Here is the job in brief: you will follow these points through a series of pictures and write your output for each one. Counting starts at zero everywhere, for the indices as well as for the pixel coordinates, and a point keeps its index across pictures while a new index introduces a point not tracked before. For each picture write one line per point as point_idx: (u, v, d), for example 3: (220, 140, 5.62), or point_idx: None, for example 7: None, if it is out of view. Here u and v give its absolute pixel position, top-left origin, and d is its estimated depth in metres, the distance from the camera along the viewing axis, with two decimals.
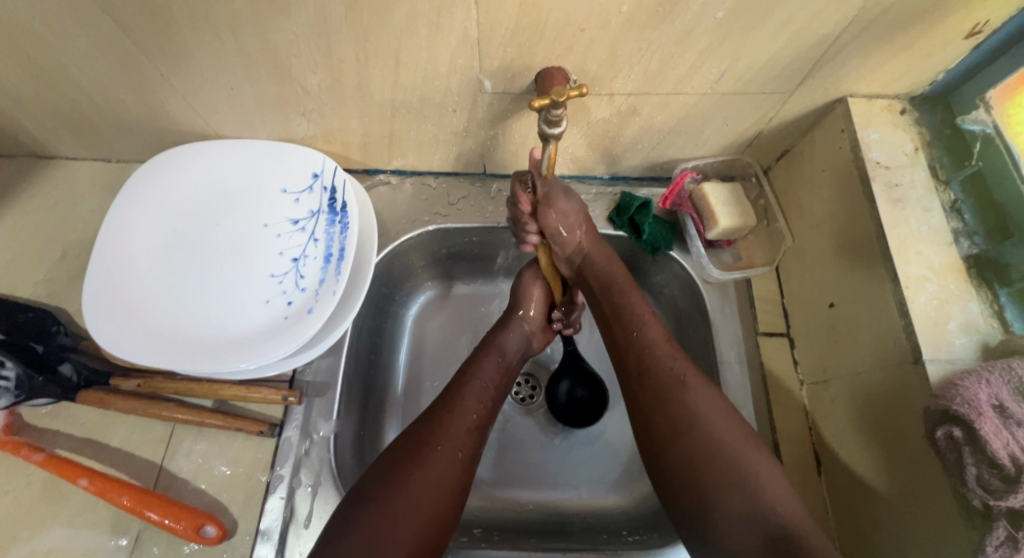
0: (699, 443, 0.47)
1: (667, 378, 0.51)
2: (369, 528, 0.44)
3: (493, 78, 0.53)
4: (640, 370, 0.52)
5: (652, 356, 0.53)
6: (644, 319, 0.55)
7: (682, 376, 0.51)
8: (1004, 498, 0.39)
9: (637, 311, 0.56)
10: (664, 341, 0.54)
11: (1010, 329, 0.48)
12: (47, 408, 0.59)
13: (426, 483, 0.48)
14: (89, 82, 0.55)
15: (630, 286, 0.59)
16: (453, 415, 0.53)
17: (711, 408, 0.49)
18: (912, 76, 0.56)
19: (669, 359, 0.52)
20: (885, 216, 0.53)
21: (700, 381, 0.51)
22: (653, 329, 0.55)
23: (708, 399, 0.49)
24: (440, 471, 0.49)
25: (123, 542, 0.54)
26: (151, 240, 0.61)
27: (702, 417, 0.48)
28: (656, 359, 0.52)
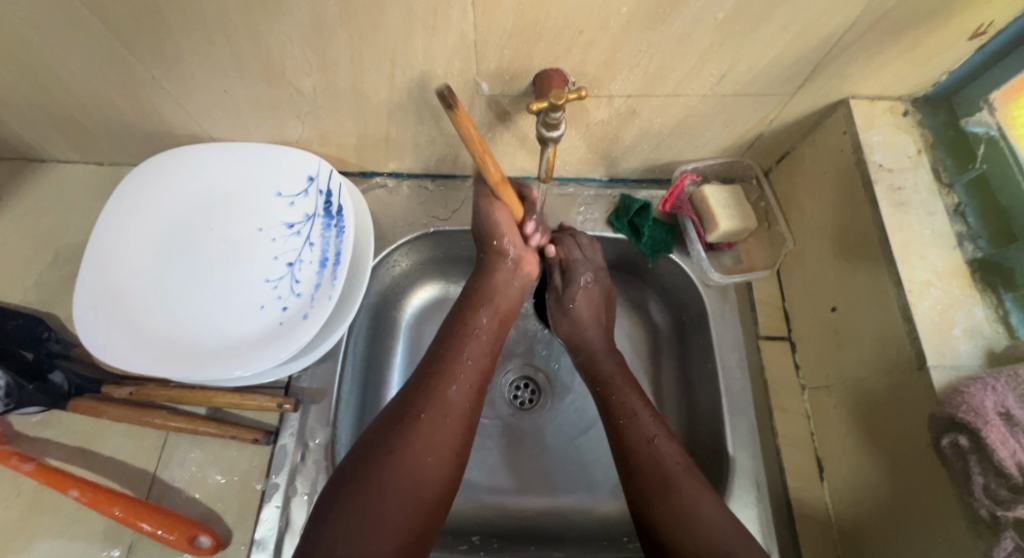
0: (688, 537, 0.47)
1: (653, 480, 0.51)
2: (359, 502, 0.44)
3: (491, 81, 0.52)
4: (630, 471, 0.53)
5: (640, 449, 0.53)
6: (639, 417, 0.56)
7: (671, 472, 0.51)
8: (1012, 508, 0.38)
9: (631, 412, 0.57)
10: (658, 438, 0.54)
11: (1015, 335, 0.48)
12: (37, 417, 0.58)
13: (414, 449, 0.48)
14: (80, 85, 0.54)
15: (630, 386, 0.60)
16: (434, 404, 0.51)
17: (704, 501, 0.49)
18: (914, 77, 0.55)
19: (658, 456, 0.52)
20: (887, 219, 0.52)
21: (691, 480, 0.51)
22: (645, 424, 0.55)
23: (697, 490, 0.50)
24: (429, 435, 0.49)
25: (115, 553, 0.53)
26: (143, 245, 0.60)
27: (694, 511, 0.48)
28: (644, 449, 0.53)
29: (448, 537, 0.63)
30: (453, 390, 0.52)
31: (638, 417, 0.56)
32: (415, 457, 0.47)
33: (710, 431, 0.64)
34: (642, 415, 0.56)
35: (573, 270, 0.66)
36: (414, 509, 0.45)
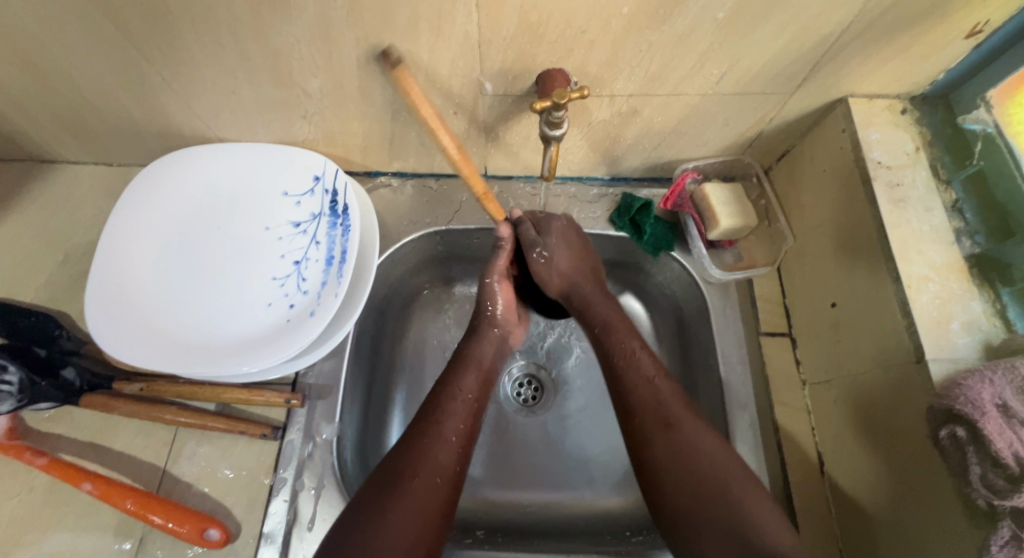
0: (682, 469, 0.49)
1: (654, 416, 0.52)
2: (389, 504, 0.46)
3: (494, 80, 0.53)
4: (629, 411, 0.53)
5: (638, 393, 0.54)
6: (636, 356, 0.56)
7: (671, 413, 0.51)
8: (1009, 498, 0.39)
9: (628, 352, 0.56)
10: (656, 377, 0.54)
11: (1012, 328, 0.48)
12: (49, 413, 0.59)
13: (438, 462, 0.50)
14: (91, 87, 0.55)
15: (625, 326, 0.59)
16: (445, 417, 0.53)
17: (708, 441, 0.50)
18: (912, 75, 0.56)
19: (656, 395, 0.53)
20: (886, 216, 0.53)
21: (692, 418, 0.51)
22: (644, 365, 0.55)
23: (698, 430, 0.50)
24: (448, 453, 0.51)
25: (126, 546, 0.54)
26: (152, 244, 0.61)
27: (690, 444, 0.49)
28: (641, 386, 0.54)
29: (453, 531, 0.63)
30: (457, 403, 0.55)
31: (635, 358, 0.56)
32: (435, 457, 0.50)
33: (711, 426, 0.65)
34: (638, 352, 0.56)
35: (545, 225, 0.62)
36: (432, 508, 0.48)
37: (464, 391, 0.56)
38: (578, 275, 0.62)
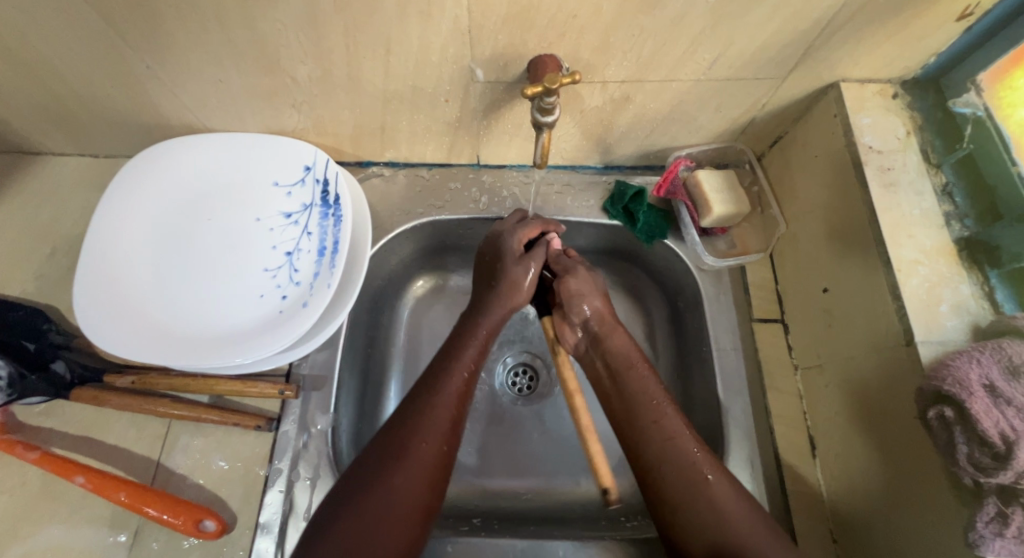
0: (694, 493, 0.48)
1: (684, 485, 0.49)
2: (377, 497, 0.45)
3: (485, 67, 0.52)
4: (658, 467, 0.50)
5: (647, 411, 0.53)
6: (677, 433, 0.52)
7: (733, 521, 0.46)
8: (993, 475, 0.40)
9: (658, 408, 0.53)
10: (711, 477, 0.49)
11: (1000, 310, 0.49)
12: (40, 407, 0.59)
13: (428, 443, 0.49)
14: (74, 76, 0.54)
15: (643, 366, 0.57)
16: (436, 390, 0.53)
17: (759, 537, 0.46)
18: (903, 60, 0.56)
19: (713, 499, 0.47)
20: (877, 200, 0.53)
21: (770, 535, 0.46)
22: (671, 420, 0.52)
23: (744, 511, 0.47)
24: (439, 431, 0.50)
25: (121, 539, 0.54)
26: (140, 236, 0.60)
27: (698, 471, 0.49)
28: (679, 455, 0.50)
29: (450, 519, 0.64)
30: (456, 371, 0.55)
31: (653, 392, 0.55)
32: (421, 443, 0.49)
33: (705, 412, 0.65)
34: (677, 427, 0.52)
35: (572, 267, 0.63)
36: (425, 477, 0.48)
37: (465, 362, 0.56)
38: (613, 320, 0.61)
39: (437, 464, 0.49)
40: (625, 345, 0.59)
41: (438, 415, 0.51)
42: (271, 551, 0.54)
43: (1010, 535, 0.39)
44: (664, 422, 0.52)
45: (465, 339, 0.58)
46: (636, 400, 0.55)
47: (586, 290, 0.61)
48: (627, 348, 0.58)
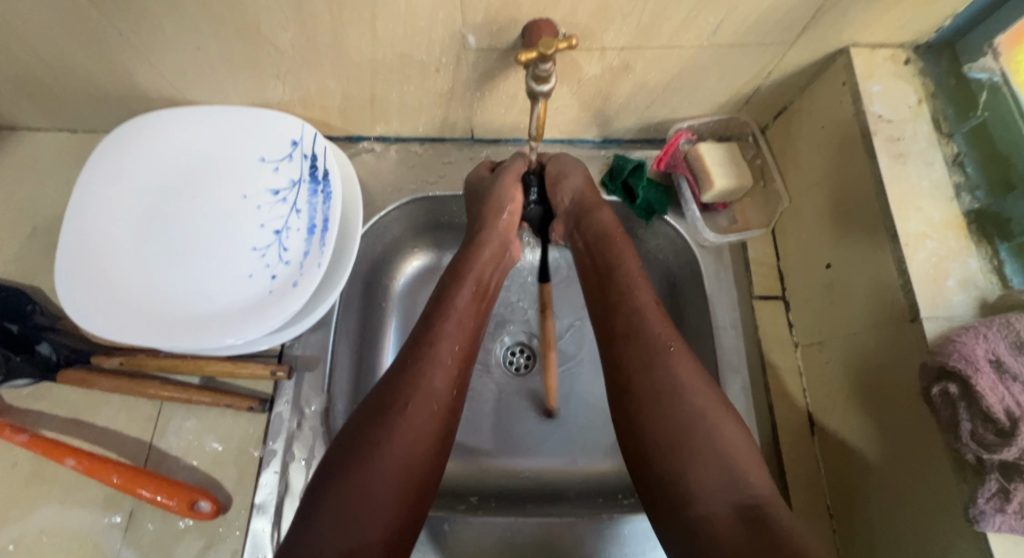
0: (680, 406, 0.44)
1: (650, 359, 0.47)
2: (363, 474, 0.41)
3: (477, 33, 0.50)
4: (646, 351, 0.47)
5: (648, 329, 0.49)
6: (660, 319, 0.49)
7: (695, 399, 0.44)
8: (998, 452, 0.39)
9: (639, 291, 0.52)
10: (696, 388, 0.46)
11: (1009, 284, 0.47)
12: (28, 390, 0.58)
13: (422, 411, 0.46)
14: (44, 45, 0.51)
15: (628, 249, 0.56)
16: (430, 352, 0.49)
17: (740, 445, 0.43)
18: (917, 23, 0.53)
19: (676, 382, 0.45)
20: (885, 170, 0.51)
21: (728, 417, 0.44)
22: (646, 301, 0.51)
23: (729, 425, 0.43)
24: (433, 398, 0.47)
25: (116, 520, 0.54)
26: (124, 214, 0.58)
27: (688, 383, 0.45)
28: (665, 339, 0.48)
29: (447, 498, 0.64)
30: (450, 322, 0.52)
31: (641, 296, 0.52)
32: (419, 413, 0.45)
33: None
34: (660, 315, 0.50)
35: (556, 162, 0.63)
36: (423, 441, 0.45)
37: (458, 311, 0.53)
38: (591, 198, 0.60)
39: (436, 431, 0.46)
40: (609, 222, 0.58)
41: (434, 376, 0.48)
42: (267, 530, 0.54)
43: (1011, 511, 0.38)
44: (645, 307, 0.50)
45: (453, 284, 0.55)
46: (633, 315, 0.51)
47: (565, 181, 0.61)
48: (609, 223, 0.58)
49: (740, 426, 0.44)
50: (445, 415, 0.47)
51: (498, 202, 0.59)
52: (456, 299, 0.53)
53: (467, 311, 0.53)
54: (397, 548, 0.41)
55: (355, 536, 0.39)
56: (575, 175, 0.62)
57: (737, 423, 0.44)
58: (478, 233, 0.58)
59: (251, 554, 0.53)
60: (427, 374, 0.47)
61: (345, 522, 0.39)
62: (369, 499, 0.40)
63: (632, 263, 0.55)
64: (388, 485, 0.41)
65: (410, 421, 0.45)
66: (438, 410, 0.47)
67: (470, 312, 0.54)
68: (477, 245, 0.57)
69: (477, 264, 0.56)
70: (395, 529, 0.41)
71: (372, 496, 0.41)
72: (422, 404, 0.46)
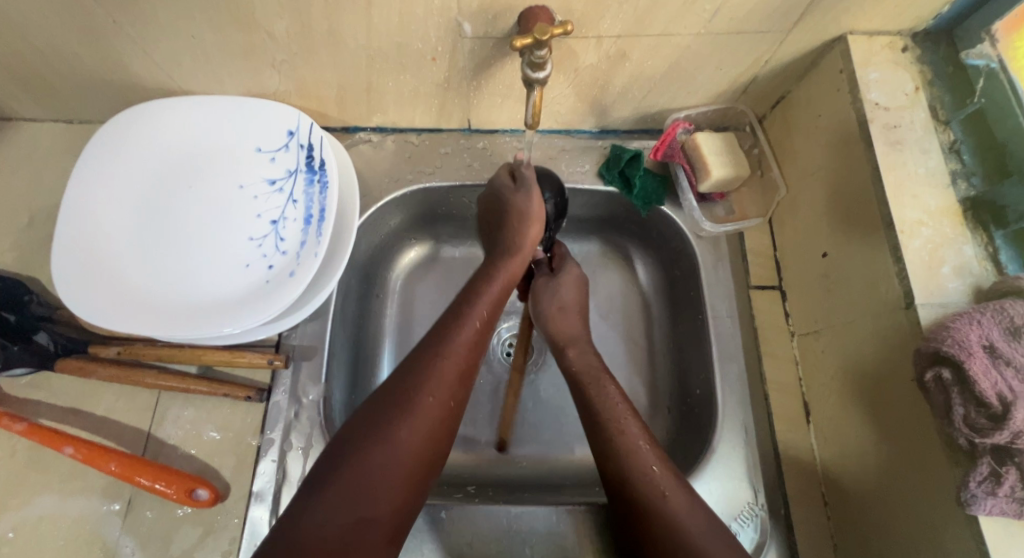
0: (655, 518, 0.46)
1: (638, 493, 0.47)
2: (375, 458, 0.42)
3: (473, 21, 0.49)
4: (617, 481, 0.49)
5: (632, 459, 0.49)
6: (637, 447, 0.50)
7: (671, 506, 0.46)
8: (989, 436, 0.39)
9: (614, 413, 0.52)
10: (656, 470, 0.48)
11: (1003, 271, 0.47)
12: (26, 379, 0.58)
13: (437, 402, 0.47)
14: (38, 33, 0.51)
15: (611, 383, 0.56)
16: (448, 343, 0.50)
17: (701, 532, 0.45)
18: (915, 10, 0.53)
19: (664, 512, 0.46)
20: (882, 158, 0.51)
21: (679, 487, 0.47)
22: (633, 431, 0.51)
23: (688, 510, 0.46)
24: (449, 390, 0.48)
25: (115, 507, 0.54)
26: (120, 205, 0.58)
27: (671, 511, 0.46)
28: (638, 466, 0.48)
29: (444, 487, 0.64)
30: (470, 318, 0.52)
31: (626, 420, 0.52)
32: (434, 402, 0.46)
33: (699, 379, 0.65)
34: (636, 435, 0.51)
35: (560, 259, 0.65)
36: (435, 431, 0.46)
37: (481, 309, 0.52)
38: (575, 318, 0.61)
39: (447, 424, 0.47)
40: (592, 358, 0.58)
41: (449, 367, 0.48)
42: (265, 518, 0.54)
43: (1002, 494, 0.39)
44: (622, 436, 0.50)
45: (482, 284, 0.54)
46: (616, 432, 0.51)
47: (545, 307, 0.61)
48: (589, 365, 0.57)
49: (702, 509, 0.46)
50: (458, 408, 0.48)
51: (524, 222, 0.55)
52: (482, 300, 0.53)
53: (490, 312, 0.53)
54: (398, 531, 0.44)
55: (360, 524, 0.41)
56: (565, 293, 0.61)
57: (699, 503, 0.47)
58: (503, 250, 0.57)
59: (249, 542, 0.53)
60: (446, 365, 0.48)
61: (350, 508, 0.41)
62: (373, 486, 0.42)
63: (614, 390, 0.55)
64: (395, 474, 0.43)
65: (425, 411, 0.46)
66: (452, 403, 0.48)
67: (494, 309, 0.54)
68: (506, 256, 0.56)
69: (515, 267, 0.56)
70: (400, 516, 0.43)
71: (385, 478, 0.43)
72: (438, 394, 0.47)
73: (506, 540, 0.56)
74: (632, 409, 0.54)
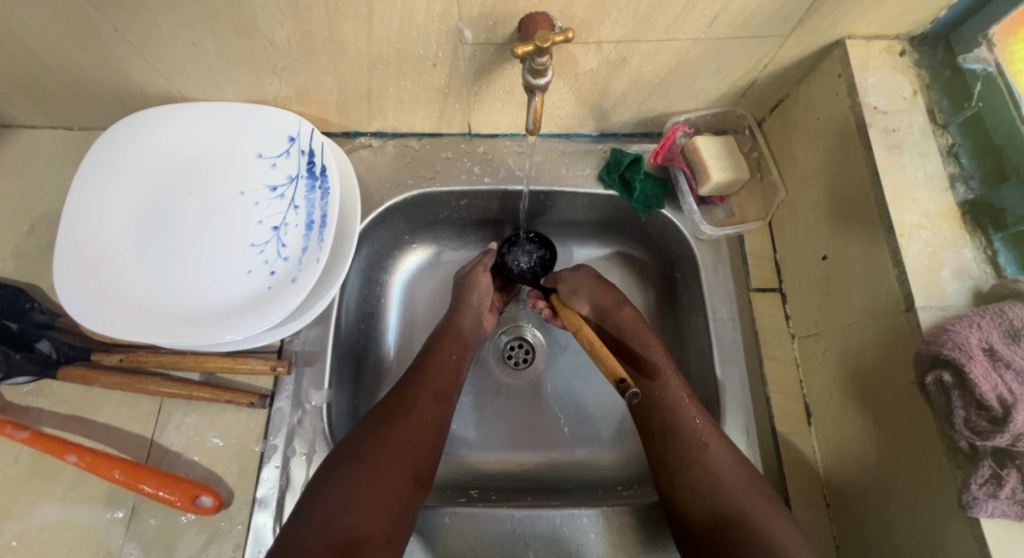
0: (697, 463, 0.53)
1: (684, 443, 0.54)
2: (367, 464, 0.50)
3: (474, 28, 0.50)
4: (662, 429, 0.56)
5: (675, 411, 0.56)
6: (677, 400, 0.57)
7: (711, 455, 0.53)
8: (990, 439, 0.40)
9: (657, 367, 0.60)
10: (698, 423, 0.55)
11: (1002, 274, 0.48)
12: (28, 387, 0.58)
13: (423, 417, 0.55)
14: (38, 41, 0.51)
15: (654, 340, 0.63)
16: (431, 375, 0.59)
17: (734, 476, 0.52)
18: (913, 15, 0.53)
19: (704, 463, 0.52)
20: (880, 162, 0.52)
21: (721, 441, 0.54)
22: (676, 388, 0.58)
23: (727, 460, 0.52)
24: (429, 410, 0.56)
25: (118, 515, 0.54)
26: (121, 211, 0.58)
27: (712, 460, 0.52)
28: (681, 418, 0.55)
29: (447, 491, 0.64)
30: (435, 358, 0.61)
31: (668, 376, 0.59)
32: (419, 418, 0.55)
33: (701, 382, 0.65)
34: (678, 389, 0.57)
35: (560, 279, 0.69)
36: (421, 442, 0.54)
37: (446, 352, 0.62)
38: (608, 295, 0.66)
39: (431, 439, 0.55)
40: (631, 320, 0.64)
41: (423, 389, 0.57)
42: (269, 524, 0.54)
43: (1003, 496, 0.39)
44: (665, 389, 0.58)
45: (449, 332, 0.65)
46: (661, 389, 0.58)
47: (578, 287, 0.67)
48: (632, 321, 0.64)
49: (738, 456, 0.53)
50: (438, 423, 0.56)
51: (473, 286, 0.69)
52: (443, 346, 0.63)
53: (453, 355, 0.62)
54: (396, 531, 0.48)
55: (358, 524, 0.47)
56: (586, 276, 0.68)
57: (730, 447, 0.54)
58: (457, 305, 0.68)
59: (252, 548, 0.53)
60: (423, 388, 0.57)
61: (348, 511, 0.47)
62: (367, 487, 0.49)
63: (658, 348, 0.62)
64: (389, 477, 0.50)
65: (409, 423, 0.54)
66: (434, 418, 0.56)
67: (455, 348, 0.63)
68: (459, 309, 0.68)
69: (463, 320, 0.67)
70: (395, 517, 0.49)
71: (374, 488, 0.49)
72: (419, 410, 0.55)
73: (510, 544, 0.57)
74: (675, 366, 0.60)
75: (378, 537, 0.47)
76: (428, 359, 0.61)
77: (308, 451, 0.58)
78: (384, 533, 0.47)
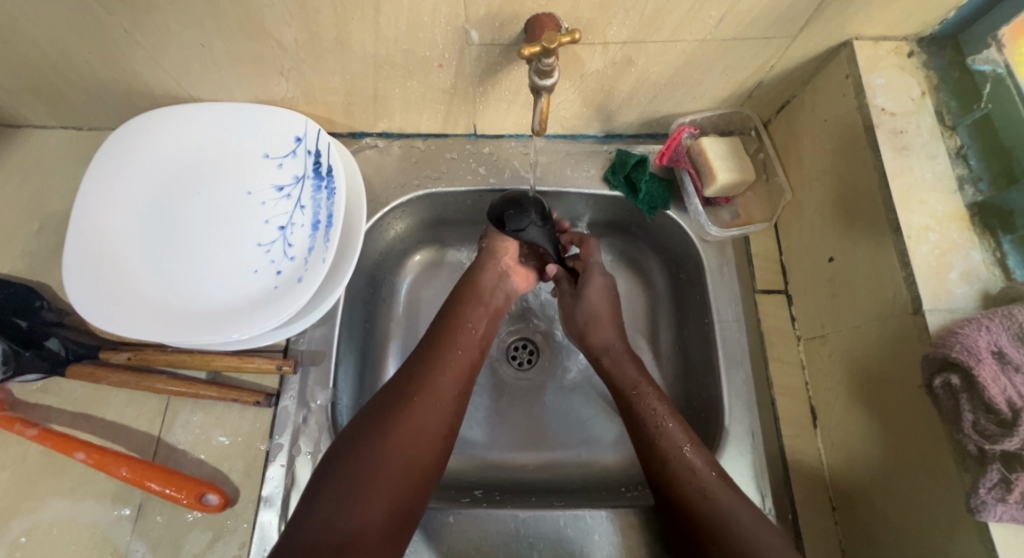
0: (712, 523, 0.51)
1: (691, 497, 0.52)
2: (374, 453, 0.49)
3: (480, 28, 0.50)
4: (666, 483, 0.54)
5: (675, 465, 0.54)
6: (678, 452, 0.55)
7: (724, 509, 0.51)
8: (999, 442, 0.39)
9: (654, 419, 0.58)
10: (702, 472, 0.53)
11: (1011, 277, 0.47)
12: (37, 384, 0.59)
13: (433, 403, 0.54)
14: (49, 42, 0.52)
15: (648, 386, 0.61)
16: (443, 359, 0.58)
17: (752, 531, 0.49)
18: (922, 15, 0.53)
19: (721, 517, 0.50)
20: (888, 164, 0.51)
21: (728, 491, 0.52)
22: (675, 437, 0.56)
23: (741, 512, 0.51)
24: (440, 396, 0.55)
25: (126, 512, 0.54)
26: (128, 213, 0.58)
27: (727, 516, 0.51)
28: (682, 473, 0.54)
29: (453, 491, 0.64)
30: (459, 335, 0.61)
31: (665, 424, 0.57)
32: (429, 405, 0.54)
33: (705, 384, 0.65)
34: (678, 439, 0.56)
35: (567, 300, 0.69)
36: (432, 428, 0.53)
37: (465, 324, 0.62)
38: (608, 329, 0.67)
39: (439, 427, 0.54)
40: (626, 366, 0.64)
41: (438, 374, 0.57)
42: (274, 522, 0.54)
43: (1012, 501, 0.39)
44: (664, 439, 0.56)
45: (473, 300, 0.65)
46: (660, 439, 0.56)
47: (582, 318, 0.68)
48: (629, 374, 0.63)
49: (749, 506, 0.51)
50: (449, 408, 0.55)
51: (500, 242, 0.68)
52: (467, 315, 0.63)
53: (473, 328, 0.63)
54: (399, 522, 0.48)
55: (362, 515, 0.46)
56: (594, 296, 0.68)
57: (741, 499, 0.52)
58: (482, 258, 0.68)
59: (258, 547, 0.53)
60: (434, 372, 0.56)
61: (352, 503, 0.46)
62: (374, 476, 0.48)
63: (650, 391, 0.61)
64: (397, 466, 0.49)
65: (418, 411, 0.53)
66: (444, 405, 0.55)
67: (474, 320, 0.63)
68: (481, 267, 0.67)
69: (484, 277, 0.66)
70: (399, 508, 0.48)
71: (381, 478, 0.48)
72: (428, 396, 0.54)
73: (514, 544, 0.57)
74: (671, 413, 0.59)
75: (382, 529, 0.47)
76: (450, 332, 0.61)
77: (314, 449, 0.58)
78: (386, 524, 0.47)
